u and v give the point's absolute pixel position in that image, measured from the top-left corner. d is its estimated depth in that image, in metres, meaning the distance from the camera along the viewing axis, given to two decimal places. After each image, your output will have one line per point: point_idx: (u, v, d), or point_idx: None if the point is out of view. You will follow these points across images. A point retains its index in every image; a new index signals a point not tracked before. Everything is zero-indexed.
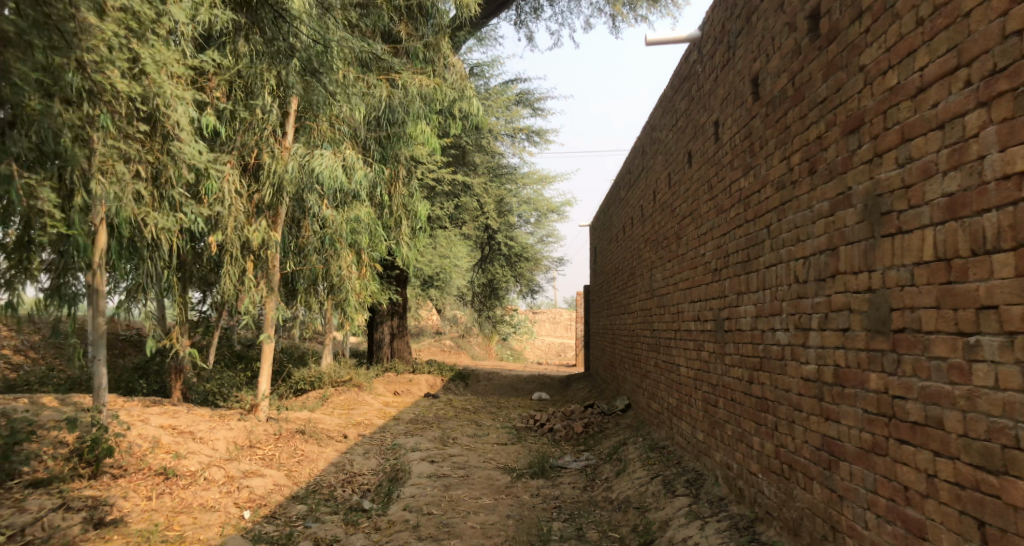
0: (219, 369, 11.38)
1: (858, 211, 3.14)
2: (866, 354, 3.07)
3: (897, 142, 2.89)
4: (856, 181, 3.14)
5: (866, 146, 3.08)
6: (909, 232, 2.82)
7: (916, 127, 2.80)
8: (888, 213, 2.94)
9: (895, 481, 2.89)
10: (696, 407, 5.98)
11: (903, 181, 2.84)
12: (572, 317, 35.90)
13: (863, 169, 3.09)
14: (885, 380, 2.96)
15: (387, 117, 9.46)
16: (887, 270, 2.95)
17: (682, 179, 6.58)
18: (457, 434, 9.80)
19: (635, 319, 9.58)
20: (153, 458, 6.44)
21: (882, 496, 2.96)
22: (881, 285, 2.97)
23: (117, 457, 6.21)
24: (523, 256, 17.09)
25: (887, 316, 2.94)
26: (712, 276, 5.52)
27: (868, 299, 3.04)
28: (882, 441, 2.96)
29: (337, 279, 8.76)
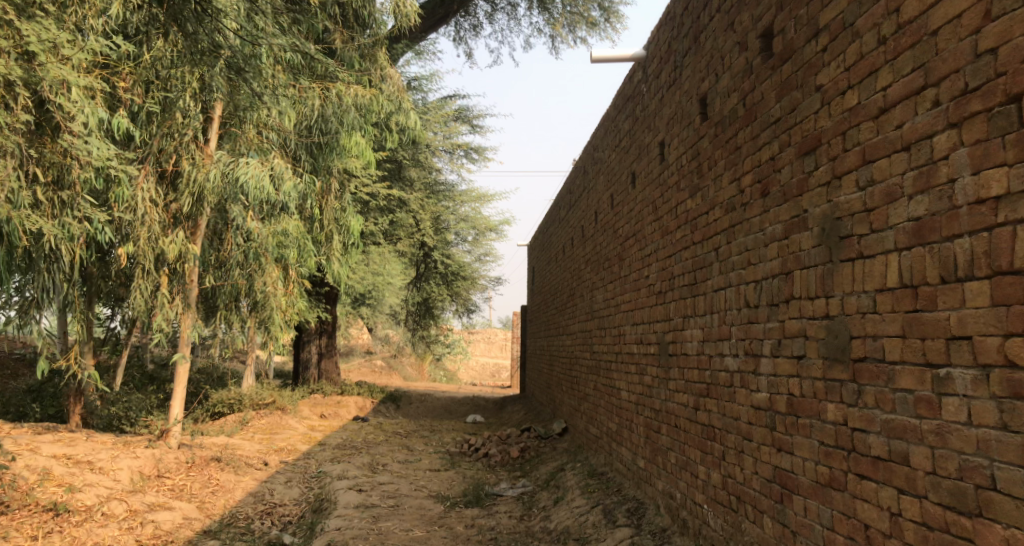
0: (132, 391, 10.74)
1: (814, 235, 3.08)
2: (823, 383, 3.02)
3: (859, 164, 2.83)
4: (811, 204, 3.10)
5: (824, 168, 3.03)
6: (871, 257, 2.77)
7: (880, 149, 2.73)
8: (847, 238, 2.89)
9: (855, 518, 2.82)
10: (638, 432, 5.84)
11: (866, 204, 2.77)
12: (507, 337, 35.74)
13: (820, 192, 3.05)
14: (844, 411, 2.90)
15: (319, 126, 9.17)
16: (846, 297, 2.90)
17: (625, 200, 6.47)
18: (386, 459, 9.46)
19: (574, 341, 9.44)
20: (41, 493, 6.42)
21: (839, 534, 2.89)
22: (839, 312, 2.92)
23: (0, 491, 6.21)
24: (459, 275, 16.81)
25: (847, 344, 2.88)
26: (657, 299, 5.39)
27: (826, 325, 2.99)
28: (838, 475, 2.90)
29: (261, 296, 8.37)
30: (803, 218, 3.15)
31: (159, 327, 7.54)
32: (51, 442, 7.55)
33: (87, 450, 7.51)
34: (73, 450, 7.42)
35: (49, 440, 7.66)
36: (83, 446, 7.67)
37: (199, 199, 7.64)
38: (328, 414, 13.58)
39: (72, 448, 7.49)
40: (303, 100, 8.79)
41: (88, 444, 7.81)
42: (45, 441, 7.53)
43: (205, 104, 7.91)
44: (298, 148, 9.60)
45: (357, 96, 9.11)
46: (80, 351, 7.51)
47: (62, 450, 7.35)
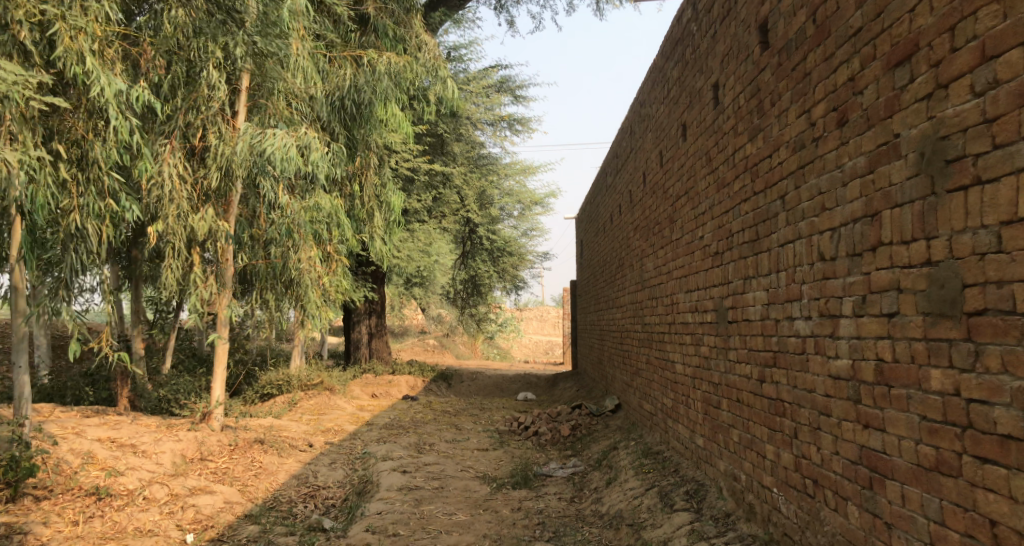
0: (181, 373, 10.69)
1: (910, 163, 2.58)
2: (924, 344, 2.52)
3: (976, 63, 2.32)
4: (905, 126, 2.60)
5: (922, 78, 2.53)
6: (993, 181, 2.27)
7: (1007, 39, 2.23)
8: (958, 161, 2.39)
9: (975, 512, 2.33)
10: (695, 409, 5.35)
11: (987, 113, 2.27)
12: (560, 315, 35.33)
13: (918, 109, 2.55)
14: (954, 378, 2.40)
15: (352, 97, 8.93)
16: (955, 236, 2.40)
17: (676, 157, 5.95)
18: (434, 438, 9.15)
19: (625, 313, 8.95)
20: (85, 477, 6.34)
21: (952, 529, 2.40)
22: (946, 256, 2.42)
23: (42, 477, 6.16)
24: (506, 250, 16.35)
25: (958, 295, 2.38)
26: (712, 261, 4.88)
27: (928, 273, 2.49)
28: (948, 458, 2.41)
29: (296, 273, 8.10)
30: (894, 143, 2.66)
31: (194, 307, 7.42)
32: (95, 426, 7.44)
33: (129, 434, 7.40)
34: (116, 434, 7.32)
35: (94, 423, 7.56)
36: (126, 429, 7.56)
37: (227, 173, 7.40)
38: (379, 394, 13.39)
39: (116, 431, 7.37)
40: (333, 71, 8.83)
41: (132, 427, 7.68)
42: (89, 425, 7.44)
43: (231, 75, 7.60)
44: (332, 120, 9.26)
45: (391, 64, 8.97)
46: (114, 333, 7.26)
47: (105, 433, 7.25)
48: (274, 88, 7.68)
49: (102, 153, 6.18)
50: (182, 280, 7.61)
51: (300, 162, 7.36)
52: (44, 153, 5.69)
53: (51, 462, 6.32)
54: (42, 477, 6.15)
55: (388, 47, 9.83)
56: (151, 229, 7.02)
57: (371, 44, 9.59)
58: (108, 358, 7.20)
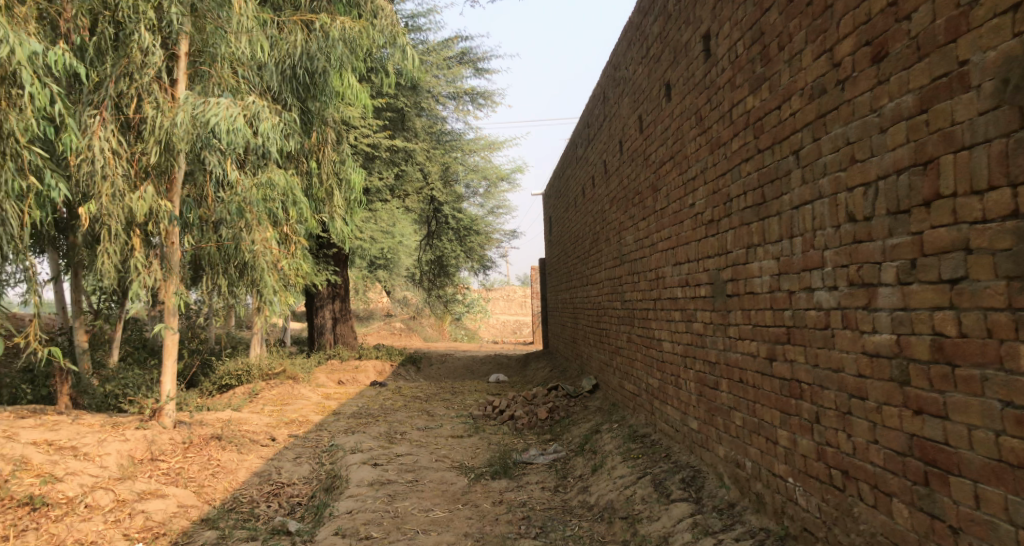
0: (130, 367, 10.07)
1: (985, 96, 2.43)
2: (1009, 316, 2.37)
3: None
4: (976, 52, 2.46)
5: None
6: None
7: None
8: None
9: None
10: (687, 390, 5.01)
11: None
12: (526, 294, 34.93)
13: (994, 30, 2.40)
14: None
15: (302, 64, 8.50)
16: None
17: (658, 119, 5.57)
18: (405, 427, 8.70)
19: (601, 290, 8.59)
20: (18, 485, 5.79)
21: None
22: None
23: None
24: (472, 229, 15.85)
25: None
26: (705, 230, 4.52)
27: (1014, 227, 2.35)
28: None
29: (250, 256, 7.57)
30: (960, 74, 2.51)
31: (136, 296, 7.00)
32: (31, 428, 6.83)
33: (69, 435, 6.82)
34: (54, 435, 6.73)
35: (30, 425, 6.95)
36: (67, 430, 6.97)
37: (166, 147, 6.99)
38: (345, 381, 12.89)
39: (54, 433, 6.77)
40: (283, 37, 8.35)
41: (72, 427, 7.09)
42: (24, 427, 6.82)
43: (169, 40, 7.27)
44: (286, 91, 8.68)
45: (346, 29, 8.45)
46: (40, 327, 6.68)
47: (42, 435, 6.66)
48: (217, 55, 7.42)
49: (17, 124, 5.93)
50: (120, 265, 7.13)
51: (250, 134, 6.95)
52: None
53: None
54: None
55: (341, 12, 9.28)
56: (85, 211, 6.65)
57: (323, 10, 8.98)
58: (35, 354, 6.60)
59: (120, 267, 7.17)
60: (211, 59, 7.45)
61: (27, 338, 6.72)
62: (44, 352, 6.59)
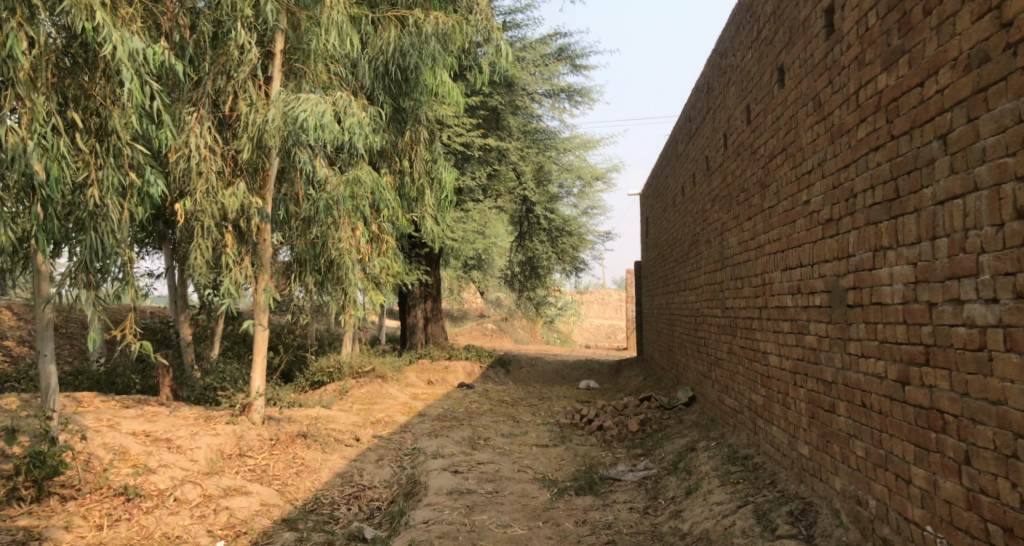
0: (228, 360, 10.25)
1: None
2: None
3: None
4: None
5: None
6: None
7: None
8: None
9: None
10: (797, 411, 4.47)
11: None
12: (621, 298, 34.23)
13: None
14: None
15: (396, 61, 8.32)
16: None
17: (770, 108, 5.06)
18: (489, 432, 8.42)
19: (700, 296, 8.04)
20: (114, 475, 5.83)
21: None
22: None
23: (70, 474, 5.69)
24: (565, 230, 15.47)
25: None
26: (822, 230, 4.00)
27: None
28: None
29: (336, 253, 7.41)
30: None
31: (227, 292, 7.00)
32: (131, 418, 6.91)
33: (165, 427, 6.85)
34: (151, 426, 6.77)
35: (130, 415, 7.03)
36: (164, 421, 7.01)
37: (258, 144, 6.96)
38: (435, 381, 12.77)
39: (152, 424, 6.82)
40: (378, 34, 8.24)
41: (168, 419, 7.14)
42: (124, 417, 6.90)
43: (265, 37, 7.22)
44: (378, 89, 8.56)
45: (439, 24, 8.26)
46: (136, 322, 6.62)
47: (141, 426, 6.71)
48: (310, 52, 7.34)
49: (120, 122, 5.95)
50: (213, 261, 7.15)
51: (338, 131, 6.80)
52: (60, 120, 5.62)
53: (80, 458, 5.87)
54: (71, 475, 5.69)
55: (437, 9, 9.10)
56: (180, 208, 6.69)
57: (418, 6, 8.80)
58: (129, 348, 6.55)
59: (212, 263, 7.20)
60: (304, 56, 7.37)
61: (123, 331, 6.61)
62: (139, 346, 6.46)
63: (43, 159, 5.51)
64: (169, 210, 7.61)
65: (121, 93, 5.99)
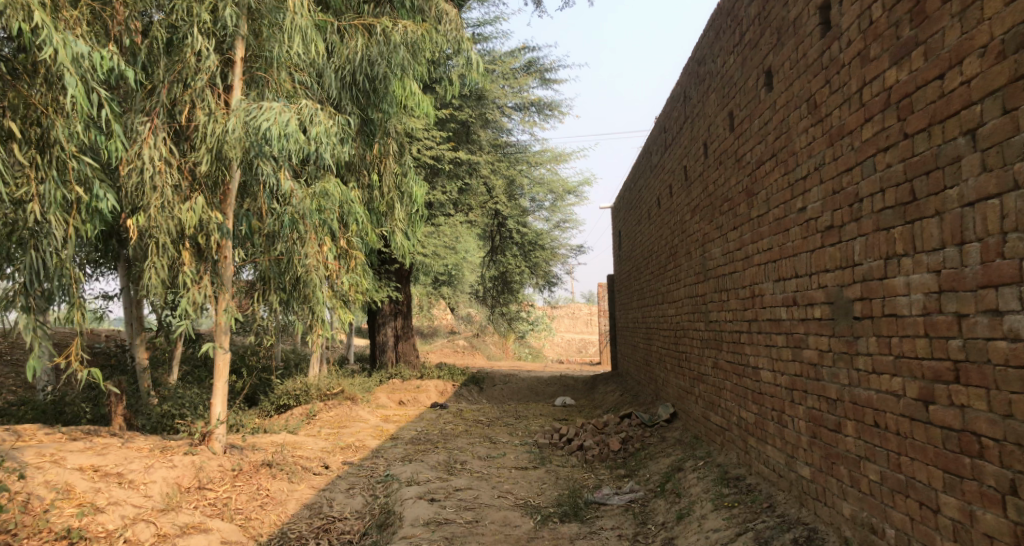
0: (189, 386, 9.77)
1: None
2: None
3: None
4: None
5: None
6: None
7: None
8: None
9: None
10: (795, 430, 4.24)
11: None
12: (592, 312, 34.04)
13: None
14: None
15: (363, 70, 8.01)
16: None
17: (756, 113, 4.87)
18: (465, 455, 8.08)
19: (678, 310, 7.88)
20: (56, 516, 5.36)
21: None
22: None
23: (6, 518, 5.13)
24: (537, 244, 15.21)
25: None
26: (821, 238, 3.80)
27: None
28: None
29: (302, 271, 7.03)
30: None
31: (185, 313, 6.57)
32: (79, 451, 6.41)
33: (116, 460, 6.37)
34: (101, 460, 6.29)
35: (78, 448, 6.53)
36: (115, 454, 6.52)
37: (217, 156, 6.58)
38: (406, 402, 12.38)
39: (102, 457, 6.34)
40: (344, 42, 7.94)
41: (120, 452, 6.65)
42: (72, 451, 6.41)
43: (224, 44, 6.87)
44: (345, 99, 8.24)
45: (408, 33, 8.00)
46: (81, 347, 6.16)
47: (89, 460, 6.22)
48: (273, 60, 7.01)
49: (63, 133, 5.58)
50: (170, 279, 6.74)
51: (303, 141, 6.46)
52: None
53: (18, 499, 5.36)
54: (6, 518, 5.14)
55: (405, 17, 8.83)
56: (133, 224, 6.29)
57: (385, 15, 8.52)
58: (74, 377, 6.04)
59: (168, 283, 6.77)
60: (266, 64, 7.03)
61: (68, 359, 6.10)
62: (85, 374, 5.98)
63: None
64: (119, 226, 7.16)
65: (64, 101, 5.59)
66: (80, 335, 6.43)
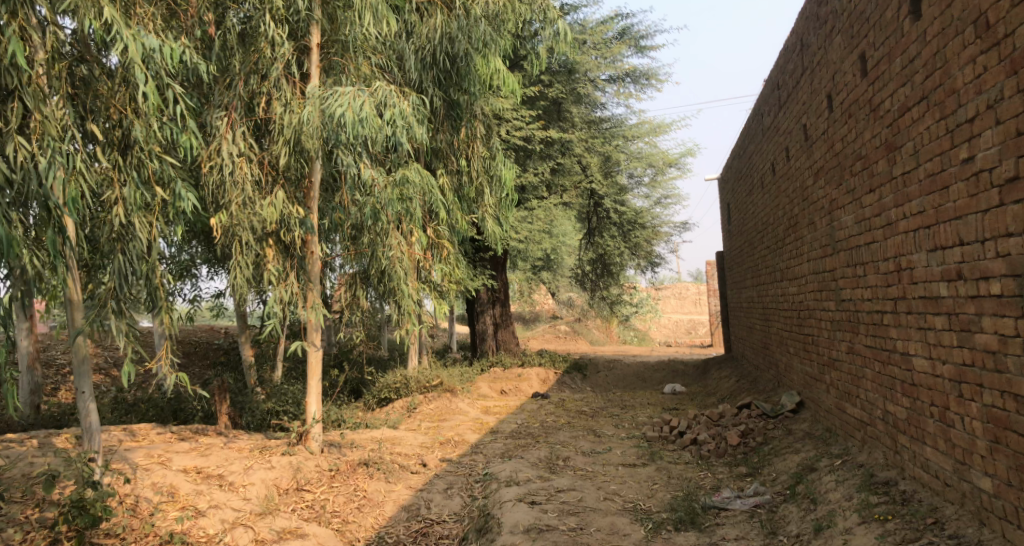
0: (291, 381, 9.70)
1: None
2: None
3: None
4: None
5: None
6: None
7: None
8: None
9: None
10: (966, 432, 3.55)
11: None
12: (699, 291, 32.77)
13: None
14: None
15: (444, 48, 7.52)
16: None
17: (897, 50, 4.08)
18: (568, 451, 7.55)
19: (801, 287, 7.07)
20: (161, 520, 5.11)
21: None
22: None
23: (115, 521, 4.96)
24: (637, 223, 14.43)
25: None
26: (999, 194, 3.13)
27: None
28: None
29: (386, 263, 6.63)
30: None
31: (272, 312, 6.19)
32: (184, 452, 6.13)
33: (218, 461, 6.06)
34: (204, 461, 5.99)
35: (184, 449, 6.25)
36: (217, 455, 6.20)
37: (295, 147, 6.19)
38: (508, 391, 12.00)
39: (205, 458, 6.04)
40: (423, 22, 7.54)
41: (222, 452, 6.31)
42: (177, 451, 6.13)
43: (298, 30, 6.46)
44: (426, 80, 7.77)
45: (488, 4, 7.57)
46: (172, 351, 5.61)
47: (193, 461, 5.95)
48: (349, 45, 6.58)
49: (142, 133, 5.20)
50: (254, 276, 6.39)
51: (380, 125, 5.98)
52: (74, 129, 4.90)
53: (127, 502, 5.17)
54: (115, 522, 4.98)
55: None
56: (215, 223, 5.93)
57: None
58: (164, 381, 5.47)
59: (254, 279, 6.41)
60: (341, 49, 6.61)
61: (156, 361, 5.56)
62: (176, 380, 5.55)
63: (60, 180, 4.76)
64: (202, 221, 6.90)
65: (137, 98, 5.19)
66: (171, 338, 6.12)
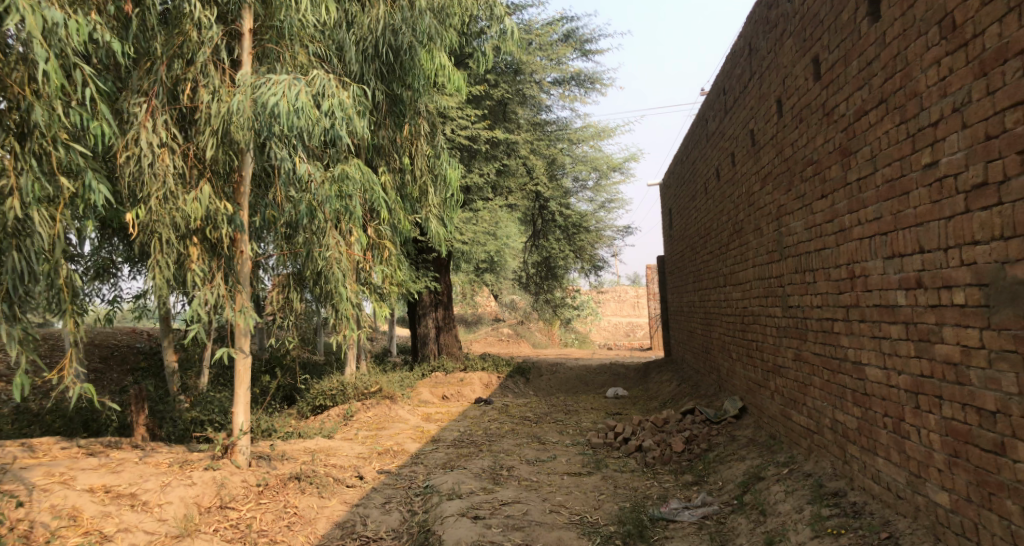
0: (220, 388, 9.22)
1: None
2: None
3: None
4: None
5: None
6: None
7: None
8: None
9: None
10: (922, 445, 3.55)
11: None
12: (639, 294, 33.05)
13: None
14: None
15: (387, 40, 7.21)
16: None
17: (854, 53, 4.03)
18: (512, 459, 7.34)
19: (745, 293, 7.05)
20: None
21: None
22: None
23: None
24: (582, 226, 14.33)
25: None
26: (965, 200, 3.18)
27: None
28: None
29: (323, 264, 6.28)
30: None
31: (195, 316, 5.77)
32: (91, 469, 5.68)
33: (131, 478, 5.64)
34: (114, 478, 5.57)
35: (92, 465, 5.79)
36: (129, 471, 5.77)
37: (223, 138, 5.81)
38: (450, 396, 11.72)
39: (115, 475, 5.61)
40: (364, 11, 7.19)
41: (136, 468, 5.87)
42: (83, 468, 5.67)
43: (228, 13, 6.08)
44: (367, 73, 7.44)
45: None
46: (76, 360, 5.05)
47: (101, 479, 5.52)
48: (284, 32, 6.22)
49: (43, 117, 4.67)
50: (176, 277, 5.97)
51: (316, 117, 5.66)
52: None
53: (18, 529, 4.77)
54: None
55: None
56: (129, 219, 5.47)
57: None
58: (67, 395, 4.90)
59: (177, 281, 5.99)
60: (276, 36, 6.24)
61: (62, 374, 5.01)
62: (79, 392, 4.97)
63: None
64: (117, 215, 6.43)
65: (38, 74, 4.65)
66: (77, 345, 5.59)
